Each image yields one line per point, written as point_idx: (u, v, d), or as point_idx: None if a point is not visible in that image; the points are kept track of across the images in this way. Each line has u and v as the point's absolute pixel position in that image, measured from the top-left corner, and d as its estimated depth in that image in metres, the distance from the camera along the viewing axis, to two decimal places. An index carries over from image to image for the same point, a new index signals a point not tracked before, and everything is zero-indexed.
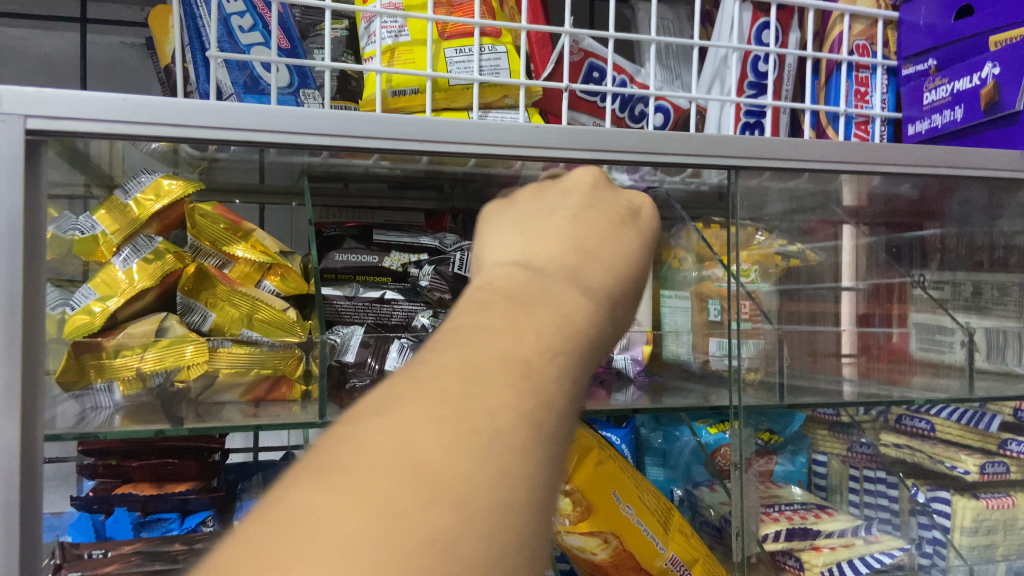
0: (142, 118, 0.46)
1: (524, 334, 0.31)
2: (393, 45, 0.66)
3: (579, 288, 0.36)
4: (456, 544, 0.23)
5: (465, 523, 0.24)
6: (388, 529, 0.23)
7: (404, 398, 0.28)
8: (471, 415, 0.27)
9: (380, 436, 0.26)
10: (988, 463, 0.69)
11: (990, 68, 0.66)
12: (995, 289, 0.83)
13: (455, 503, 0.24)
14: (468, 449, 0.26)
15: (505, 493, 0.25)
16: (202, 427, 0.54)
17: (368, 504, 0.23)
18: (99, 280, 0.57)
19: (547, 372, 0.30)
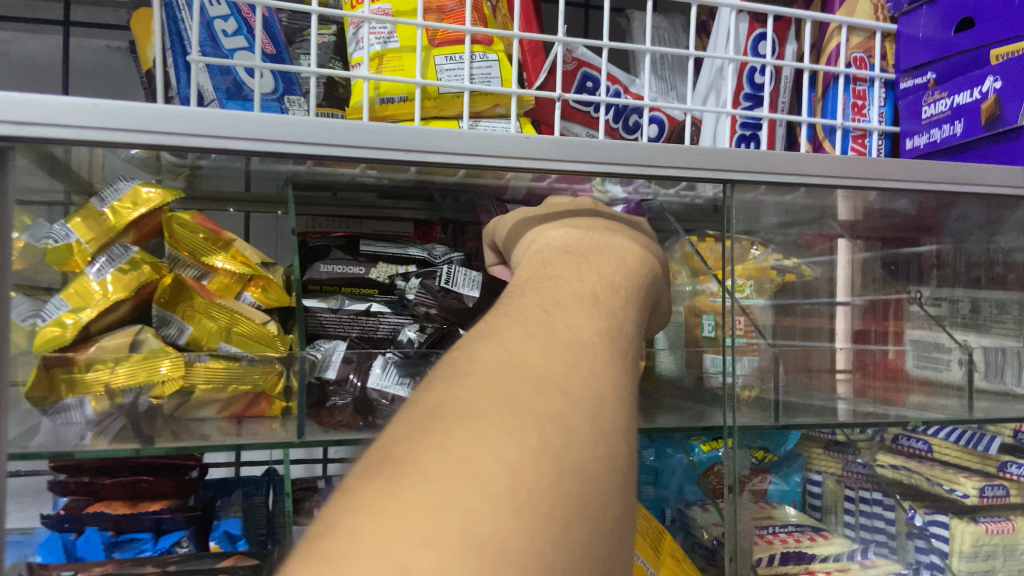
0: (116, 124, 0.44)
1: (592, 274, 0.45)
2: (381, 52, 0.64)
3: (616, 240, 0.51)
4: (573, 435, 0.33)
5: (580, 420, 0.34)
6: (523, 453, 0.31)
7: (515, 352, 0.37)
8: (569, 342, 0.38)
9: (496, 348, 0.38)
10: (986, 487, 0.67)
11: (991, 81, 0.64)
12: (993, 306, 0.82)
13: (562, 424, 0.33)
14: (569, 379, 0.36)
15: (600, 384, 0.36)
16: (185, 446, 0.53)
17: (500, 434, 0.32)
18: (72, 290, 0.55)
19: (614, 289, 0.45)
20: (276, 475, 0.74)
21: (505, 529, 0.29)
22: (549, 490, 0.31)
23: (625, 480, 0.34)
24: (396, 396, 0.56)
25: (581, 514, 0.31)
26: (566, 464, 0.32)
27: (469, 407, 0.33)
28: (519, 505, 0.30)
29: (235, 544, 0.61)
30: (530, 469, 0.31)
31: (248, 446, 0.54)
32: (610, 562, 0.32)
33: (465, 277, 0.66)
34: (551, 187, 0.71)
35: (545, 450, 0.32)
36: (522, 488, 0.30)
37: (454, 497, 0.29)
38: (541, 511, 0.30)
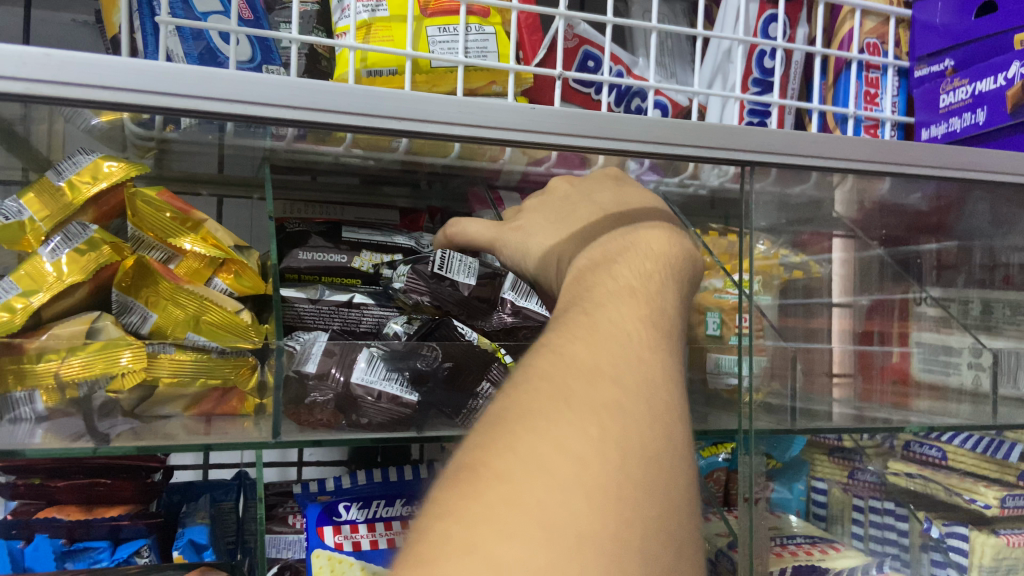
0: (69, 79, 0.39)
1: (628, 268, 0.45)
2: (369, 21, 0.59)
3: (642, 227, 0.50)
4: (633, 421, 0.33)
5: (638, 406, 0.34)
6: (589, 441, 0.31)
7: (567, 348, 0.37)
8: (613, 335, 0.38)
9: (545, 351, 0.37)
10: (1009, 496, 0.63)
11: (1017, 67, 0.61)
12: (1006, 307, 0.78)
13: (621, 411, 0.33)
14: (621, 367, 0.36)
15: (652, 370, 0.37)
16: (152, 446, 0.48)
17: (563, 425, 0.32)
18: (23, 273, 0.50)
19: (652, 277, 0.45)
20: (246, 477, 0.69)
21: (582, 516, 0.29)
22: (616, 474, 0.31)
23: (688, 457, 0.34)
24: (383, 392, 0.51)
25: (653, 494, 0.31)
26: (629, 449, 0.32)
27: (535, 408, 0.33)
28: (592, 492, 0.30)
29: (201, 554, 0.54)
30: (597, 458, 0.31)
31: (217, 446, 0.49)
32: (688, 536, 0.32)
33: (461, 264, 0.61)
34: (548, 173, 0.66)
35: (608, 436, 0.32)
36: (592, 474, 0.30)
37: (531, 493, 0.29)
38: (614, 494, 0.30)
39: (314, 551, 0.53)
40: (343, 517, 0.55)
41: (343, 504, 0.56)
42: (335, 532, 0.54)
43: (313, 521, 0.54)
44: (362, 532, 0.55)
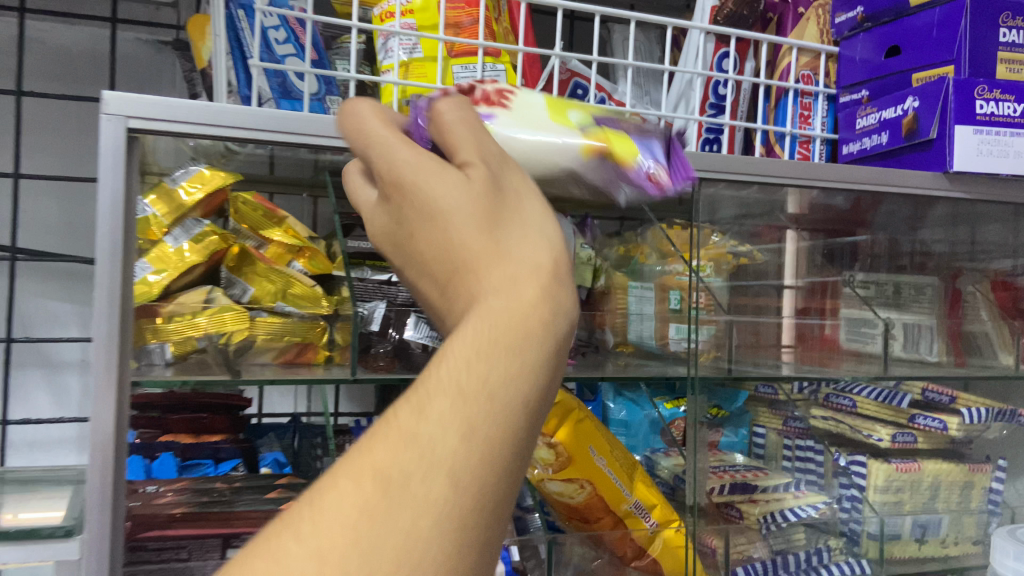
0: (221, 121, 0.56)
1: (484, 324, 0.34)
2: (407, 61, 0.75)
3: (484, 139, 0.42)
4: (533, 374, 0.34)
5: (503, 368, 0.33)
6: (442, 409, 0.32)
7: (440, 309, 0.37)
8: (470, 347, 0.34)
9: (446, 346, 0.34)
10: (897, 434, 0.83)
11: (912, 101, 0.78)
12: (912, 289, 0.96)
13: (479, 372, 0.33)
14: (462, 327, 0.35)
15: (531, 288, 0.36)
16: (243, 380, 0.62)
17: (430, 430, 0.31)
18: (154, 255, 0.66)
19: (509, 335, 0.34)
20: (301, 421, 0.86)
21: (508, 484, 0.32)
22: (498, 416, 0.32)
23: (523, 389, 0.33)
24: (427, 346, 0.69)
25: (495, 454, 0.31)
26: (525, 404, 0.33)
27: (379, 453, 0.31)
28: (476, 499, 0.31)
29: (283, 468, 0.75)
30: (473, 465, 0.31)
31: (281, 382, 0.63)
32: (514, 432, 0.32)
33: None
34: None
35: (465, 430, 0.31)
36: (488, 463, 0.31)
37: (370, 525, 0.29)
38: (518, 455, 0.32)
39: None
40: None
41: None
42: None
43: None
44: None
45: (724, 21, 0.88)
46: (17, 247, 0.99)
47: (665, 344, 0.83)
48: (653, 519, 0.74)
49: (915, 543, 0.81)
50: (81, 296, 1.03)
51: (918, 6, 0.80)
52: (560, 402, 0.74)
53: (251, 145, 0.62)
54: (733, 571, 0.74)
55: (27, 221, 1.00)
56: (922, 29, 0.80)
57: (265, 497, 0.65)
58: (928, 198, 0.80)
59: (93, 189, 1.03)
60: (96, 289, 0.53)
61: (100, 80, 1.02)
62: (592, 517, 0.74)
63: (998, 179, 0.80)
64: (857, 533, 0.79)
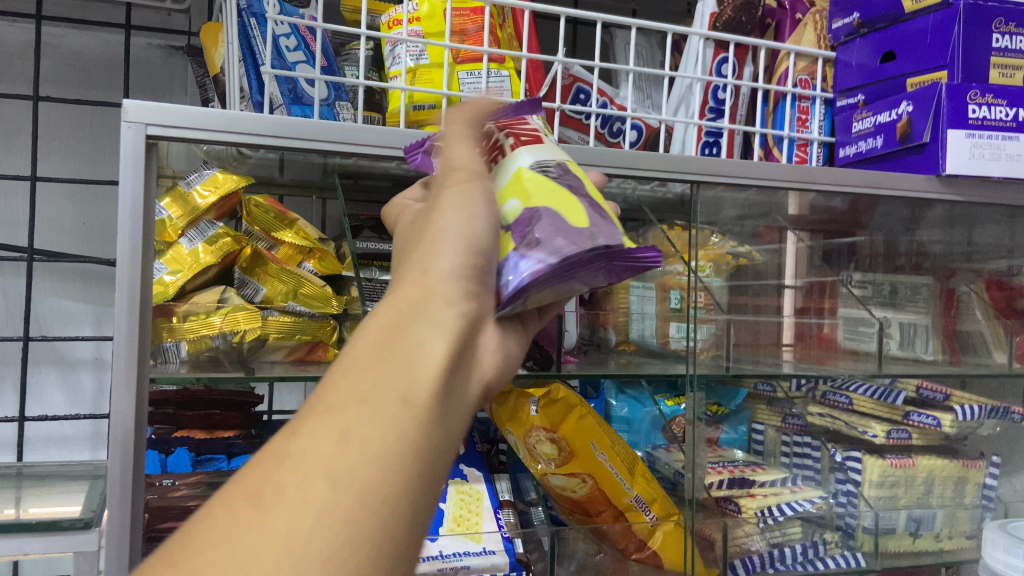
0: (237, 129, 0.59)
1: (380, 358, 0.38)
2: (414, 67, 0.78)
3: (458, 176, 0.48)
4: (414, 371, 0.38)
5: (372, 376, 0.37)
6: (325, 433, 0.35)
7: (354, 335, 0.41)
8: (347, 367, 0.38)
9: (339, 374, 0.38)
10: (892, 431, 0.85)
11: (905, 106, 0.80)
12: (909, 289, 0.98)
13: (363, 400, 0.36)
14: (357, 359, 0.38)
15: (425, 327, 0.40)
16: (256, 378, 0.65)
17: (309, 453, 0.35)
18: (169, 256, 0.68)
19: (398, 369, 0.38)
20: None
21: (400, 469, 0.35)
22: (378, 438, 0.36)
23: (406, 414, 0.37)
24: None
25: (377, 469, 0.35)
26: (408, 394, 0.37)
27: (253, 477, 0.35)
28: (362, 493, 0.34)
29: None
30: (350, 468, 0.34)
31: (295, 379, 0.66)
32: (397, 453, 0.36)
33: None
34: None
35: (337, 435, 0.35)
36: (370, 455, 0.35)
37: (243, 540, 0.32)
38: (406, 443, 0.36)
39: None
40: None
41: None
42: None
43: None
44: None
45: (723, 27, 0.90)
46: (33, 248, 1.02)
47: (666, 342, 0.85)
48: (653, 513, 0.76)
49: (909, 537, 0.84)
50: (95, 296, 1.05)
51: (913, 12, 0.81)
52: (562, 399, 0.77)
53: (265, 151, 0.65)
54: (731, 563, 0.76)
55: (43, 222, 1.03)
56: (917, 35, 0.81)
57: None
58: (921, 200, 0.82)
59: (106, 191, 1.05)
60: (117, 290, 0.55)
61: (113, 84, 1.05)
62: (594, 511, 0.76)
63: (990, 181, 0.82)
64: (853, 527, 0.83)
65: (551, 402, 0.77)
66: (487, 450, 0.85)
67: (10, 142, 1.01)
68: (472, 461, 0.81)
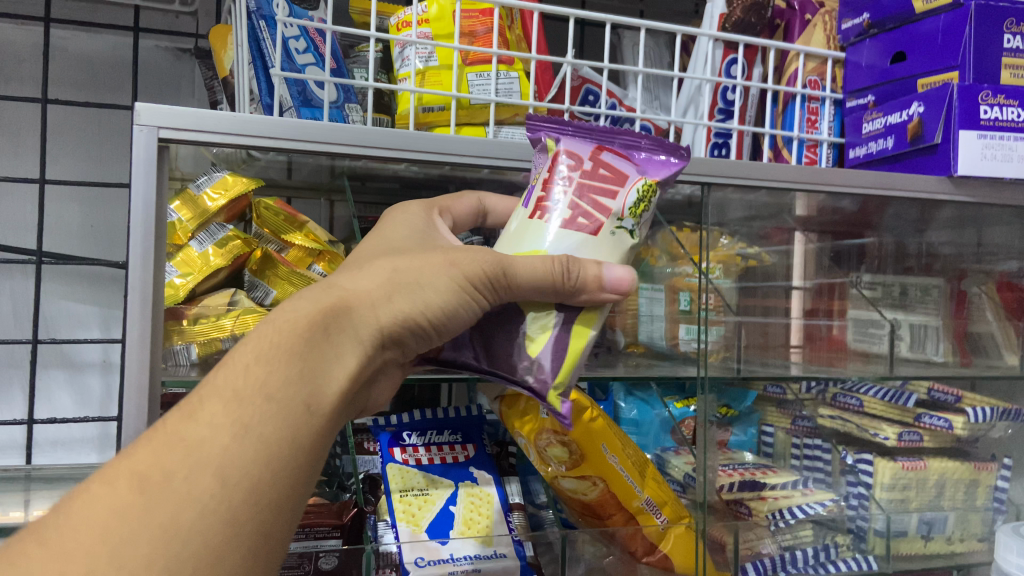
0: (248, 131, 0.58)
1: (289, 371, 0.45)
2: (423, 69, 0.77)
3: (498, 283, 0.51)
4: (321, 383, 0.46)
5: (285, 376, 0.45)
6: (227, 429, 0.42)
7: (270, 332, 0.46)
8: (249, 363, 0.45)
9: (246, 373, 0.44)
10: (904, 433, 0.85)
11: (917, 106, 0.80)
12: (919, 290, 0.97)
13: (266, 405, 0.44)
14: (267, 366, 0.45)
15: (331, 353, 0.47)
16: None
17: (210, 444, 0.42)
18: (180, 259, 0.69)
19: (302, 386, 0.45)
20: None
21: (285, 470, 0.43)
22: (274, 441, 0.43)
23: (301, 424, 0.44)
24: None
25: (269, 465, 0.43)
26: (311, 404, 0.45)
27: (146, 456, 0.41)
28: (247, 488, 0.42)
29: None
30: (241, 463, 0.42)
31: None
32: (287, 457, 0.44)
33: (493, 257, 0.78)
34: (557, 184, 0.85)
35: (239, 427, 0.43)
36: (263, 452, 0.43)
37: (128, 521, 0.39)
38: (297, 449, 0.44)
39: (389, 464, 0.76)
40: (406, 441, 0.78)
41: (406, 432, 0.79)
42: (402, 451, 0.77)
43: (387, 443, 0.77)
44: (419, 451, 0.78)
45: (732, 28, 0.90)
46: (42, 251, 1.02)
47: (675, 344, 0.85)
48: (664, 516, 0.76)
49: (920, 539, 0.83)
50: (102, 299, 1.05)
51: (923, 12, 0.81)
52: (574, 402, 0.75)
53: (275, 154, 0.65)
54: (743, 566, 0.76)
55: (51, 225, 1.03)
56: (928, 35, 0.81)
57: None
58: (933, 201, 0.82)
59: (112, 192, 1.05)
60: (129, 294, 0.55)
61: (121, 87, 1.05)
62: (605, 513, 0.76)
63: (1001, 183, 0.82)
64: (864, 530, 0.81)
65: (563, 405, 0.75)
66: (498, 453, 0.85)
67: (18, 145, 1.01)
68: (483, 464, 0.79)
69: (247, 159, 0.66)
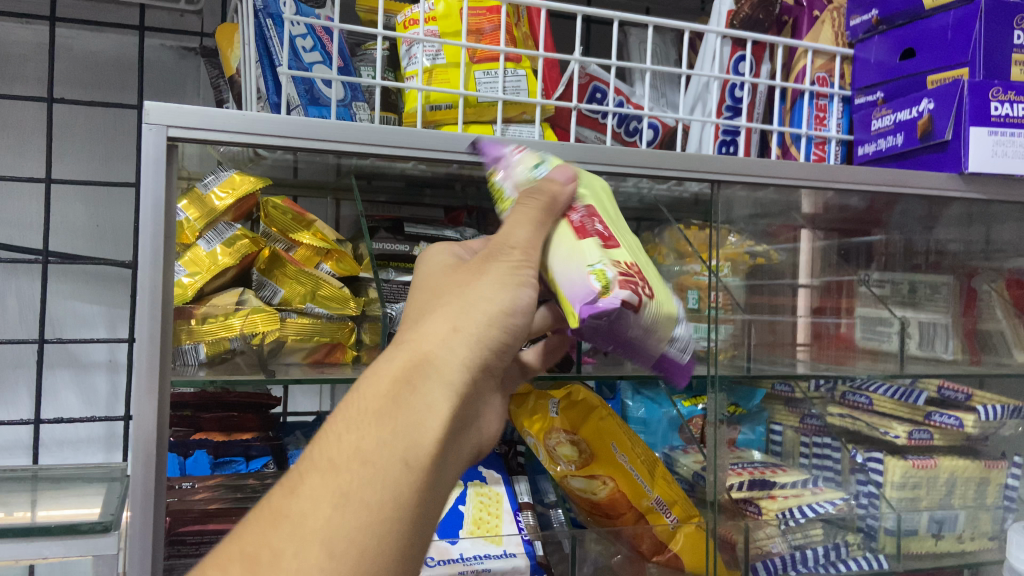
0: (256, 130, 0.58)
1: (386, 427, 0.42)
2: (431, 67, 0.77)
3: (516, 254, 0.51)
4: (420, 433, 0.43)
5: (381, 436, 0.42)
6: (331, 497, 0.40)
7: (365, 390, 0.44)
8: (344, 427, 0.43)
9: (344, 437, 0.42)
10: (914, 431, 0.85)
11: (927, 103, 0.79)
12: (928, 288, 0.97)
13: (370, 469, 0.41)
14: (365, 427, 0.42)
15: (428, 400, 0.44)
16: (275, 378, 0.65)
17: (314, 518, 0.39)
18: (188, 258, 0.68)
19: (402, 439, 0.42)
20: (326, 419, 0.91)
21: (393, 534, 0.40)
22: (382, 505, 0.40)
23: (406, 482, 0.42)
24: None
25: (379, 533, 0.40)
26: (410, 459, 0.42)
27: (250, 536, 0.39)
28: (357, 559, 0.39)
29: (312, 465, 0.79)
30: (349, 534, 0.39)
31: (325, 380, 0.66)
32: (396, 521, 0.41)
33: None
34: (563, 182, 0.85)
35: (341, 497, 0.40)
36: (367, 521, 0.40)
37: None
38: (404, 510, 0.41)
39: None
40: None
41: None
42: None
43: None
44: None
45: (740, 25, 0.89)
46: (48, 250, 1.02)
47: None
48: (673, 515, 0.76)
49: (931, 538, 0.83)
50: (109, 299, 1.05)
51: (933, 8, 0.80)
52: (581, 401, 0.78)
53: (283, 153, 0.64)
54: (754, 565, 0.76)
55: (57, 225, 1.02)
56: (938, 31, 0.80)
57: None
58: (943, 198, 0.81)
59: (117, 191, 1.05)
60: (139, 293, 0.55)
61: (126, 86, 1.04)
62: (615, 513, 0.76)
63: (1012, 180, 0.82)
64: (874, 529, 0.81)
65: (570, 403, 0.78)
66: (506, 453, 0.86)
67: (24, 144, 1.00)
68: (490, 463, 0.80)
69: (254, 157, 0.66)
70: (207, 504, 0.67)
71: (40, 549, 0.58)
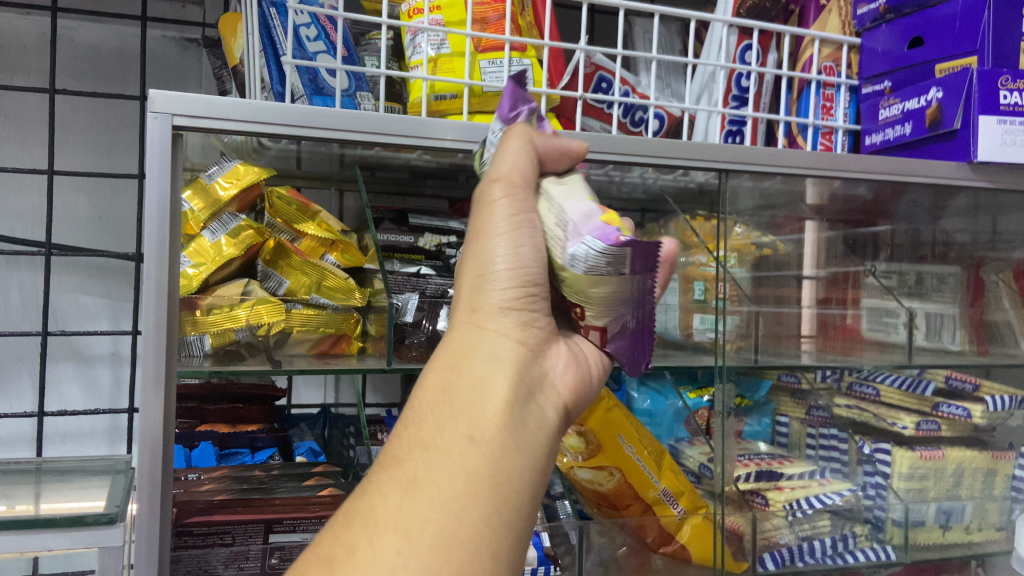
0: (261, 118, 0.58)
1: (442, 417, 0.46)
2: (435, 57, 0.76)
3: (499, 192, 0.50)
4: (477, 410, 0.46)
5: (437, 424, 0.45)
6: (402, 487, 0.43)
7: (421, 392, 0.47)
8: (407, 425, 0.46)
9: (409, 435, 0.46)
10: (922, 422, 0.85)
11: (935, 92, 0.79)
12: (935, 279, 0.97)
13: (433, 456, 0.44)
14: (423, 422, 0.46)
15: (480, 382, 0.47)
16: (281, 369, 0.65)
17: (390, 508, 0.42)
18: (192, 249, 0.67)
19: (459, 423, 0.45)
20: (330, 411, 0.92)
21: (470, 501, 0.43)
22: (453, 482, 0.43)
23: (473, 460, 0.44)
24: None
25: (455, 507, 0.43)
26: (471, 437, 0.45)
27: (329, 538, 0.42)
28: (435, 533, 0.41)
29: (317, 457, 0.81)
30: (421, 519, 0.42)
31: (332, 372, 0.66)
32: (472, 492, 0.43)
33: None
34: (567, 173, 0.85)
35: (408, 484, 0.43)
36: (439, 497, 0.43)
37: None
38: (478, 485, 0.44)
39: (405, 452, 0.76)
40: None
41: None
42: None
43: None
44: None
45: (746, 13, 0.89)
46: (51, 242, 1.01)
47: (688, 334, 0.85)
48: (680, 506, 0.76)
49: (939, 529, 0.83)
50: (112, 291, 1.04)
51: None
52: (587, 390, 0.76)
53: (288, 143, 0.64)
54: (760, 556, 0.76)
55: (59, 216, 1.02)
56: (946, 20, 0.80)
57: (303, 484, 0.71)
58: (951, 188, 0.81)
59: (121, 183, 1.04)
60: (144, 287, 0.54)
61: (128, 77, 1.04)
62: (621, 504, 0.76)
63: (1021, 167, 0.81)
64: (881, 519, 0.81)
65: None
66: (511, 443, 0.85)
67: (26, 136, 1.00)
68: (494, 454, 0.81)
69: (259, 148, 0.66)
70: (213, 495, 0.67)
71: (45, 541, 0.58)
